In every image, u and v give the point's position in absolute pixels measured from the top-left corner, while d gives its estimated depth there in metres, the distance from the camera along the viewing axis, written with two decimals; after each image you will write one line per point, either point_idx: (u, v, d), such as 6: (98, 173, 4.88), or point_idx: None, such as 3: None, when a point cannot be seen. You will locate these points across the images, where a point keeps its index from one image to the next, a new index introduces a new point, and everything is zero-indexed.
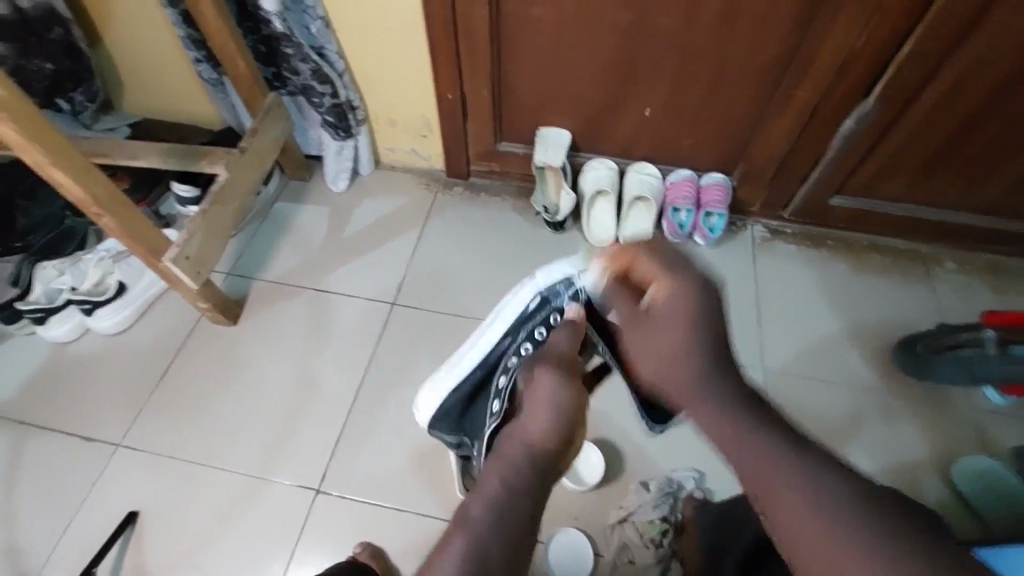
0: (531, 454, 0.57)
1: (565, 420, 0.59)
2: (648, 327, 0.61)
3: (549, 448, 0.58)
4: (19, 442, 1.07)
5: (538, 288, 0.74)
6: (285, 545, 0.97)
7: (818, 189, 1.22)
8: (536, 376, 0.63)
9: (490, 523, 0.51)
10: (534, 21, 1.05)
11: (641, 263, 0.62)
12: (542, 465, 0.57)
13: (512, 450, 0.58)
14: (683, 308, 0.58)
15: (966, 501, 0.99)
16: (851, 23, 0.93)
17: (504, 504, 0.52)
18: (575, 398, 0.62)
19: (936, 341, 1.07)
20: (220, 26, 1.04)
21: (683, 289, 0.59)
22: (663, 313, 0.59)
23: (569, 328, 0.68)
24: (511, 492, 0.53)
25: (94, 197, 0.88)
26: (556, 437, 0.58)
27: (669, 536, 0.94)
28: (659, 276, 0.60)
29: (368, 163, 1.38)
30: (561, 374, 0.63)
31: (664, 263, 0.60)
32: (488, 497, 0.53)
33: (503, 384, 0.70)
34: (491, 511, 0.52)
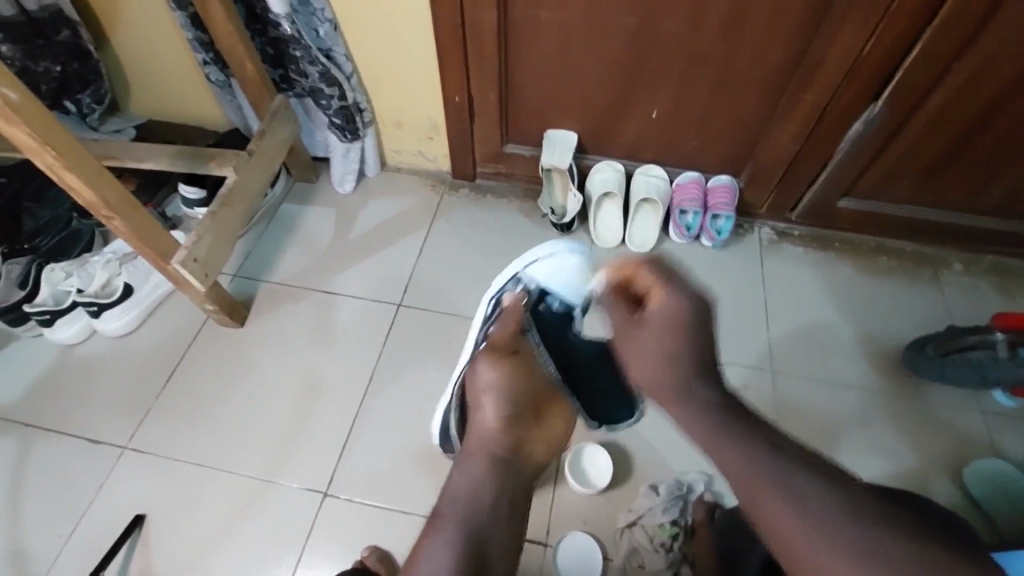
0: (488, 443, 0.69)
1: (505, 401, 0.73)
2: (636, 335, 0.60)
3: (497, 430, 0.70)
4: (26, 444, 1.07)
5: (491, 294, 0.90)
6: (293, 549, 0.97)
7: (826, 191, 1.22)
8: (478, 372, 0.77)
9: (463, 515, 0.60)
10: (542, 24, 1.05)
11: (641, 274, 0.62)
12: (498, 446, 0.69)
13: (476, 446, 0.69)
14: (675, 319, 0.58)
15: (977, 505, 0.98)
16: (860, 25, 0.93)
17: (472, 493, 0.63)
18: (513, 378, 0.75)
19: (947, 343, 1.06)
20: (229, 29, 1.04)
21: (674, 305, 0.58)
22: (653, 323, 0.59)
23: (502, 318, 0.82)
24: (471, 478, 0.64)
25: (105, 201, 0.87)
26: (506, 419, 0.71)
27: (680, 541, 0.93)
28: (654, 290, 0.60)
29: (374, 165, 1.39)
30: (493, 361, 0.77)
31: (663, 276, 0.60)
32: (460, 492, 0.63)
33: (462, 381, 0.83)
34: (465, 504, 0.61)
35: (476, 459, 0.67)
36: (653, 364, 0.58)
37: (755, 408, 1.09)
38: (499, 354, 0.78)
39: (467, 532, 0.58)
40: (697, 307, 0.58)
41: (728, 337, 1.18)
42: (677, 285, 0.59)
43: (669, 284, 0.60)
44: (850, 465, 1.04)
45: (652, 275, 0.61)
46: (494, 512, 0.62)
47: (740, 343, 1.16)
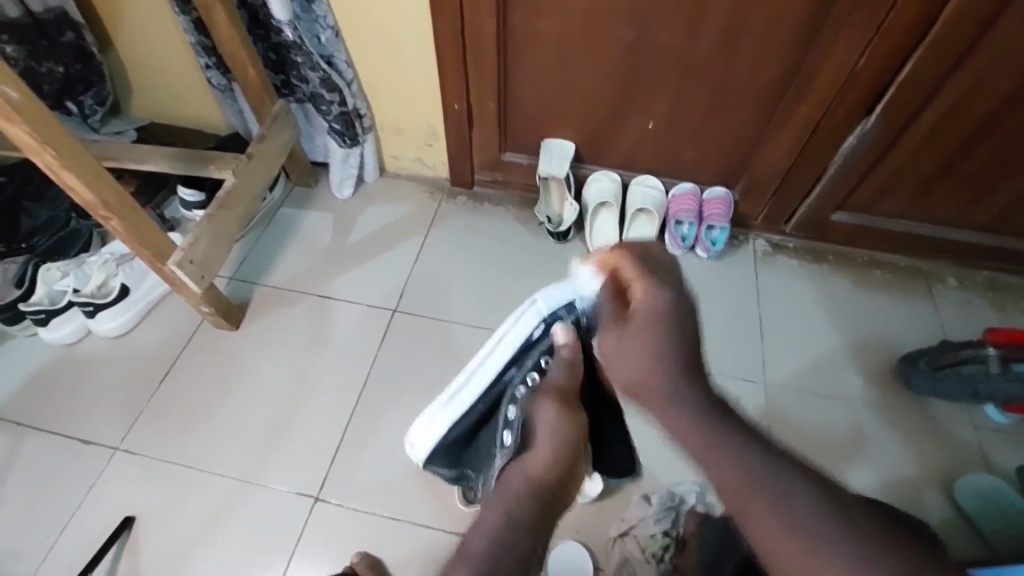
0: (528, 480, 0.63)
1: (565, 450, 0.66)
2: (620, 334, 0.61)
3: (549, 480, 0.64)
4: (17, 443, 1.06)
5: (540, 313, 0.75)
6: (282, 553, 0.96)
7: (820, 205, 1.23)
8: (539, 413, 0.70)
9: (496, 543, 0.55)
10: (541, 36, 1.07)
11: (625, 265, 0.64)
12: (544, 493, 0.62)
13: (515, 477, 0.64)
14: (658, 316, 0.59)
15: (968, 518, 0.98)
16: (853, 42, 0.95)
17: (505, 523, 0.57)
18: (573, 430, 0.69)
19: (937, 358, 1.08)
20: (232, 35, 1.06)
21: (659, 298, 0.60)
22: (638, 316, 0.61)
23: (563, 360, 0.73)
24: (514, 523, 0.57)
25: (104, 202, 0.88)
26: (553, 466, 0.65)
27: (671, 552, 0.93)
28: (638, 282, 0.62)
29: (373, 170, 1.40)
30: (557, 405, 0.70)
31: (645, 270, 0.62)
32: (494, 521, 0.58)
33: (513, 416, 0.71)
34: (497, 530, 0.56)
35: (515, 494, 0.61)
36: (636, 360, 0.59)
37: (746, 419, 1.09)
38: (565, 401, 0.71)
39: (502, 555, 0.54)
40: (677, 300, 0.60)
41: (720, 348, 1.18)
42: (659, 280, 0.61)
43: (650, 277, 0.62)
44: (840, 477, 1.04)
45: (635, 265, 0.63)
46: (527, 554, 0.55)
47: (731, 352, 1.17)
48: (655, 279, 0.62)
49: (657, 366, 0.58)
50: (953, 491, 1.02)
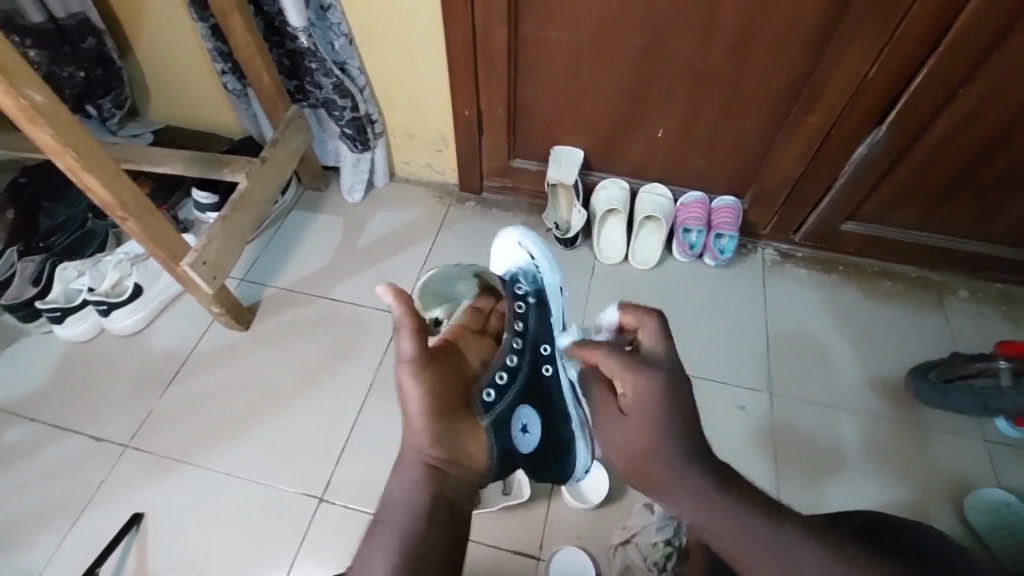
0: (426, 458, 0.59)
1: (437, 403, 0.60)
2: (619, 424, 0.67)
3: (435, 436, 0.59)
4: (32, 439, 1.08)
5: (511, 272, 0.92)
6: (286, 554, 0.97)
7: (830, 214, 1.22)
8: (403, 375, 0.59)
9: (403, 534, 0.55)
10: (552, 43, 1.08)
11: (643, 334, 0.70)
12: (438, 454, 0.59)
13: (409, 459, 0.59)
14: (651, 402, 0.64)
15: (979, 534, 0.97)
16: (863, 52, 0.95)
17: (409, 505, 0.57)
18: (440, 388, 0.61)
19: (948, 368, 1.06)
20: (248, 41, 1.08)
21: (647, 386, 0.64)
22: (630, 408, 0.66)
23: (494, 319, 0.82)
24: (414, 496, 0.57)
25: (121, 202, 0.90)
26: (434, 435, 0.59)
27: (672, 561, 0.89)
28: (632, 370, 0.66)
29: (383, 175, 1.41)
30: (419, 368, 0.60)
31: (664, 344, 0.67)
32: (402, 509, 0.57)
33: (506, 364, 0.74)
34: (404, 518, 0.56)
35: (415, 474, 0.58)
36: (629, 446, 0.65)
37: (752, 429, 1.09)
38: (427, 357, 0.61)
39: (411, 553, 0.55)
40: (667, 383, 0.65)
41: (728, 358, 1.18)
42: (643, 368, 0.65)
43: (640, 367, 0.65)
44: (846, 488, 1.03)
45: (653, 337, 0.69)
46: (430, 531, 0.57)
47: (737, 362, 1.17)
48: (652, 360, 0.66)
49: (656, 449, 0.62)
50: (963, 506, 1.01)
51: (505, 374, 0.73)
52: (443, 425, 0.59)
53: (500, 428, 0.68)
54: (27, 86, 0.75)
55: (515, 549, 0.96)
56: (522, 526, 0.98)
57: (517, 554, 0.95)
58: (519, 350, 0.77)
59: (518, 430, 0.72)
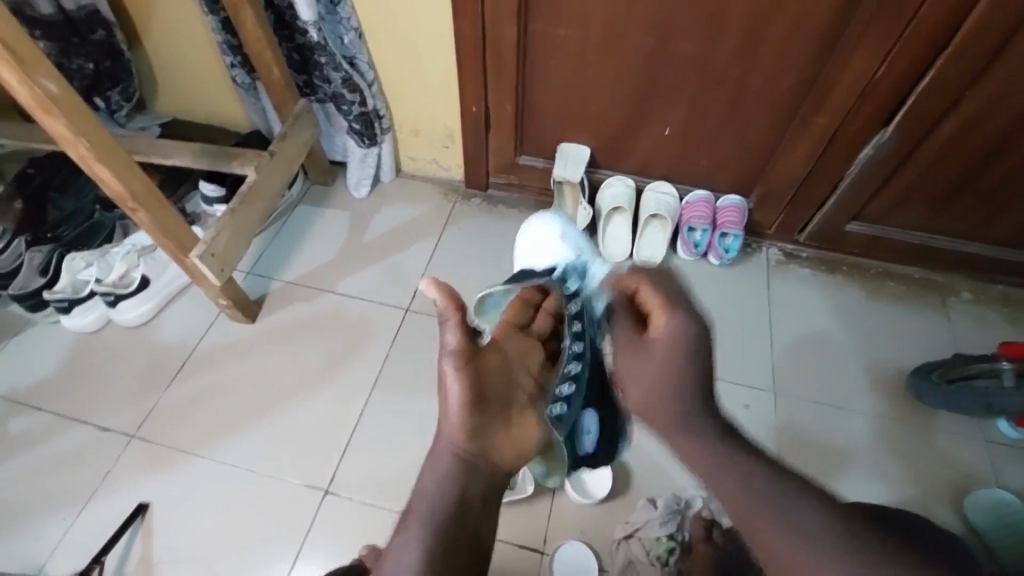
0: (458, 452, 0.58)
1: (475, 398, 0.60)
2: (635, 353, 0.66)
3: (469, 430, 0.59)
4: (39, 428, 1.09)
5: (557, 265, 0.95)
6: (290, 545, 0.97)
7: (834, 214, 1.23)
8: (444, 367, 0.60)
9: (434, 528, 0.54)
10: (561, 41, 1.08)
11: (648, 291, 0.66)
12: (471, 454, 0.58)
13: (443, 453, 0.58)
14: (680, 348, 0.62)
15: (979, 534, 0.97)
16: (871, 52, 0.95)
17: (443, 501, 0.56)
18: (483, 381, 0.62)
19: (953, 369, 1.06)
20: (258, 35, 1.08)
21: (681, 329, 0.63)
22: (659, 344, 0.64)
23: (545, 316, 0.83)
24: (445, 492, 0.56)
25: (131, 192, 0.90)
26: (470, 429, 0.59)
27: (675, 556, 0.91)
28: (659, 309, 0.65)
29: (389, 170, 1.42)
30: (462, 361, 0.61)
31: (667, 299, 0.64)
32: (431, 501, 0.56)
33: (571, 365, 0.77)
34: (436, 513, 0.55)
35: (446, 469, 0.57)
36: (646, 386, 0.64)
37: (755, 427, 1.09)
38: (469, 352, 0.62)
39: (439, 542, 0.53)
40: (699, 328, 0.63)
41: (732, 356, 1.18)
42: (685, 307, 0.64)
43: (674, 304, 0.64)
44: (849, 486, 1.04)
45: (657, 296, 0.65)
46: (462, 533, 0.55)
47: (740, 360, 1.18)
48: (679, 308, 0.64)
49: (668, 396, 0.62)
50: (963, 506, 1.01)
51: (570, 384, 0.74)
52: (480, 421, 0.59)
53: (571, 436, 0.73)
54: (42, 76, 0.75)
55: (518, 543, 0.96)
56: (525, 520, 0.98)
57: (520, 548, 0.96)
58: (579, 355, 0.78)
59: (585, 433, 0.76)
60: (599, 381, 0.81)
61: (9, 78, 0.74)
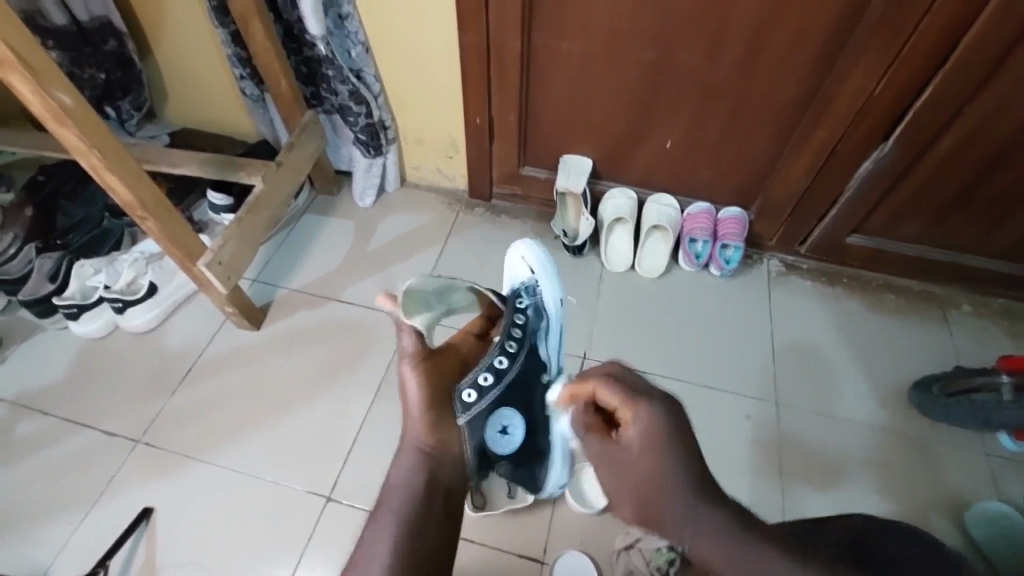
0: (421, 447, 0.66)
1: (434, 399, 0.68)
2: (614, 451, 0.63)
3: (431, 428, 0.67)
4: (46, 433, 1.10)
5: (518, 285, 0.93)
6: (293, 551, 0.98)
7: (835, 227, 1.24)
8: (402, 373, 0.69)
9: (404, 515, 0.62)
10: (564, 54, 1.10)
11: (606, 391, 0.63)
12: (435, 450, 0.66)
13: (410, 449, 0.66)
14: (654, 444, 0.59)
15: (979, 548, 0.97)
16: (870, 68, 0.97)
17: (410, 490, 0.64)
18: (437, 380, 0.70)
19: (952, 383, 1.06)
20: (268, 48, 1.11)
21: (646, 419, 0.60)
22: (628, 440, 0.61)
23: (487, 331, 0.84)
24: (410, 482, 0.64)
25: (141, 201, 0.92)
26: (428, 424, 0.67)
27: (676, 567, 0.90)
28: (624, 404, 0.62)
29: (394, 181, 1.43)
30: (417, 362, 0.69)
31: (627, 392, 0.62)
32: (402, 493, 0.63)
33: (499, 369, 0.74)
34: (406, 501, 0.63)
35: (414, 465, 0.65)
36: (633, 488, 0.61)
37: (754, 438, 1.10)
38: (426, 354, 0.71)
39: (407, 528, 0.61)
40: (671, 417, 0.61)
41: (732, 367, 1.19)
42: (645, 399, 0.61)
43: (635, 399, 0.61)
44: (849, 498, 1.04)
45: (616, 392, 0.63)
46: (427, 519, 0.63)
47: (741, 371, 1.18)
48: (647, 400, 0.61)
49: (658, 492, 0.59)
50: (964, 519, 1.01)
51: (490, 376, 0.73)
52: (436, 415, 0.67)
53: (475, 429, 0.71)
54: (55, 88, 0.77)
55: (517, 552, 0.97)
56: (525, 530, 0.99)
57: (520, 557, 0.96)
58: (510, 354, 0.77)
59: (495, 431, 0.73)
60: (526, 388, 0.78)
61: (25, 91, 0.76)
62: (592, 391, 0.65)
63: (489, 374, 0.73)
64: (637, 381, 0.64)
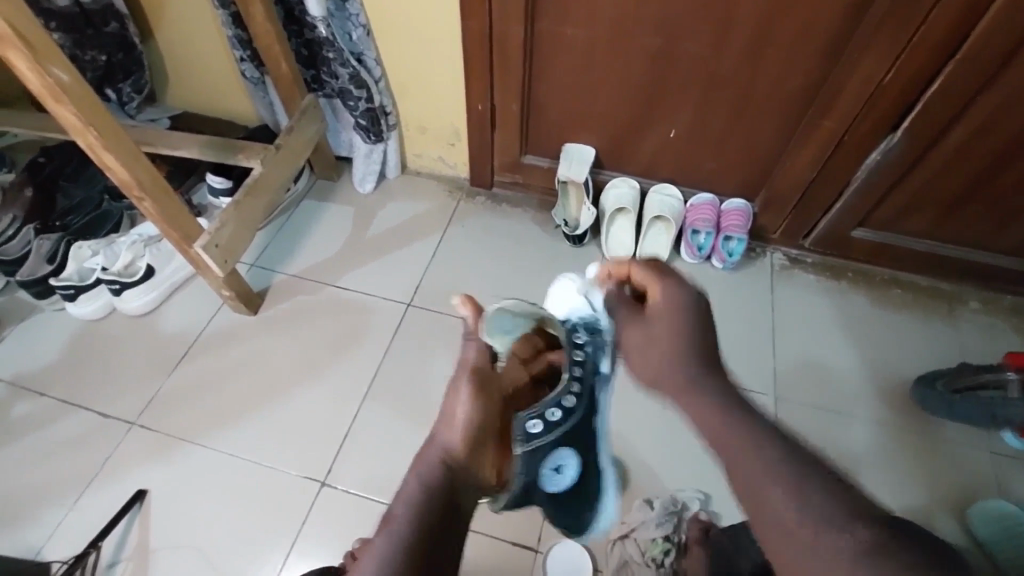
0: (445, 456, 0.58)
1: (483, 415, 0.62)
2: (642, 321, 0.62)
3: (469, 441, 0.59)
4: (43, 414, 1.10)
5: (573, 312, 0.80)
6: (288, 533, 0.98)
7: (841, 220, 1.22)
8: (460, 385, 0.63)
9: (415, 522, 0.52)
10: (566, 40, 1.08)
11: (638, 271, 0.66)
12: (464, 463, 0.58)
13: (432, 452, 0.58)
14: (675, 308, 0.60)
15: (982, 545, 0.96)
16: (879, 57, 0.95)
17: (424, 496, 0.54)
18: (492, 406, 0.64)
19: (956, 379, 1.05)
20: (268, 29, 1.09)
21: (677, 294, 0.61)
22: (657, 308, 0.62)
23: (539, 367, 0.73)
24: (428, 488, 0.55)
25: (138, 181, 0.91)
26: (470, 441, 0.59)
27: (671, 556, 0.91)
28: (653, 281, 0.64)
29: (395, 167, 1.42)
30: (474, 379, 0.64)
31: (658, 270, 0.64)
32: (414, 497, 0.54)
33: (565, 417, 0.65)
34: (414, 508, 0.53)
35: (432, 470, 0.56)
36: (653, 361, 0.59)
37: None
38: (486, 378, 0.64)
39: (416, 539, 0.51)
40: (693, 298, 0.61)
41: (734, 360, 1.17)
42: (673, 278, 0.63)
43: (665, 276, 0.63)
44: None
45: (646, 270, 0.65)
46: (438, 532, 0.52)
47: (742, 364, 1.17)
48: (671, 277, 0.63)
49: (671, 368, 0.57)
50: (966, 516, 1.00)
51: (559, 411, 0.64)
52: (482, 435, 0.60)
53: (528, 464, 0.64)
54: (54, 66, 0.76)
55: (511, 541, 0.96)
56: (521, 519, 0.98)
57: (514, 547, 0.95)
58: (578, 397, 0.67)
59: (549, 470, 0.66)
60: (585, 429, 0.70)
61: (24, 68, 0.75)
62: (628, 270, 0.68)
63: (552, 418, 0.64)
64: (668, 267, 0.65)
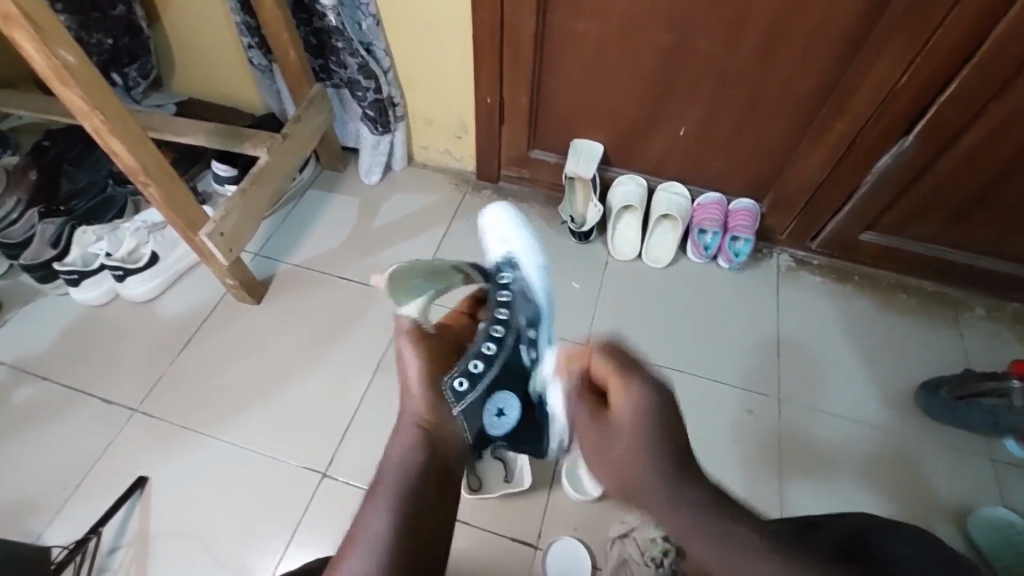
0: (421, 423, 0.65)
1: (436, 375, 0.67)
2: (604, 428, 0.65)
3: (432, 402, 0.66)
4: (45, 399, 1.10)
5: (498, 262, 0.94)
6: (288, 524, 0.98)
7: (849, 223, 1.21)
8: (403, 350, 0.69)
9: (406, 486, 0.59)
10: (578, 34, 1.07)
11: (597, 360, 0.66)
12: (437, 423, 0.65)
13: (408, 423, 0.65)
14: (641, 416, 0.62)
15: (981, 553, 0.96)
16: (895, 59, 0.93)
17: (411, 462, 0.61)
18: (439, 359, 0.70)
19: (961, 386, 1.04)
20: (277, 17, 1.08)
21: (638, 396, 0.62)
22: (617, 420, 0.63)
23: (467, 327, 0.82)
24: (412, 453, 0.62)
25: (144, 167, 0.90)
26: (430, 402, 0.66)
27: (670, 557, 0.89)
28: (614, 380, 0.64)
29: (401, 159, 1.41)
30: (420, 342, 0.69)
31: (620, 364, 0.64)
32: (402, 466, 0.61)
33: (488, 358, 0.71)
34: (405, 476, 0.60)
35: (412, 438, 0.63)
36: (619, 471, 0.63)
37: (755, 434, 1.08)
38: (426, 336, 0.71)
39: (410, 501, 0.58)
40: (653, 394, 0.63)
41: (737, 361, 1.17)
42: (636, 374, 0.63)
43: (627, 373, 0.64)
44: (850, 498, 1.03)
45: (606, 363, 0.65)
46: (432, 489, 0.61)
47: (745, 365, 1.17)
48: (633, 374, 0.64)
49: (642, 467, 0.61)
50: (965, 524, 1.00)
51: (480, 362, 0.70)
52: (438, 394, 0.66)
53: (470, 417, 0.68)
54: (60, 46, 0.75)
55: (510, 536, 0.96)
56: (520, 514, 0.98)
57: (513, 542, 0.95)
58: (497, 338, 0.74)
59: (492, 414, 0.71)
60: (516, 369, 0.75)
61: (30, 48, 0.74)
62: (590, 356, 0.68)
63: (476, 367, 0.70)
64: (633, 360, 0.66)
